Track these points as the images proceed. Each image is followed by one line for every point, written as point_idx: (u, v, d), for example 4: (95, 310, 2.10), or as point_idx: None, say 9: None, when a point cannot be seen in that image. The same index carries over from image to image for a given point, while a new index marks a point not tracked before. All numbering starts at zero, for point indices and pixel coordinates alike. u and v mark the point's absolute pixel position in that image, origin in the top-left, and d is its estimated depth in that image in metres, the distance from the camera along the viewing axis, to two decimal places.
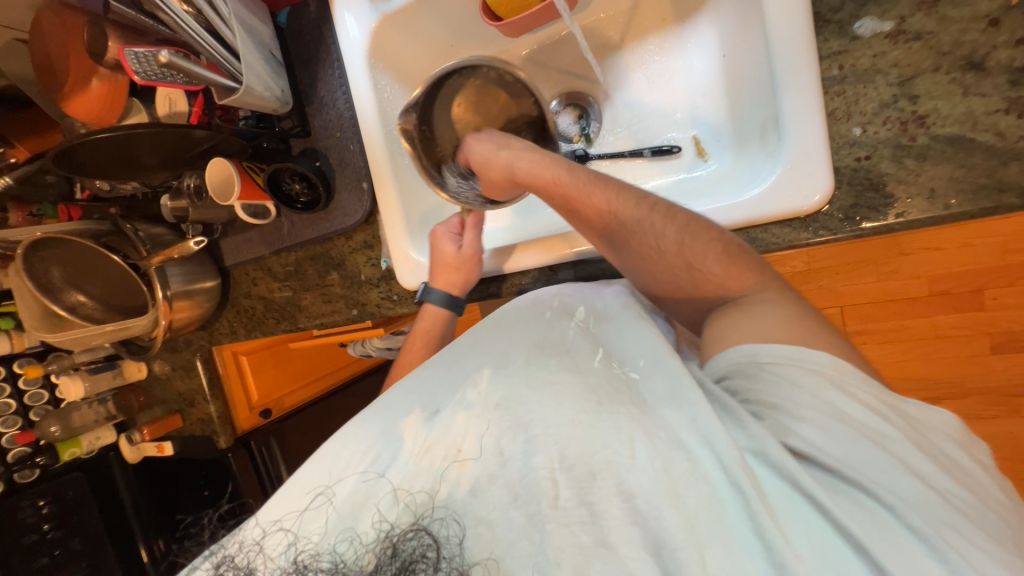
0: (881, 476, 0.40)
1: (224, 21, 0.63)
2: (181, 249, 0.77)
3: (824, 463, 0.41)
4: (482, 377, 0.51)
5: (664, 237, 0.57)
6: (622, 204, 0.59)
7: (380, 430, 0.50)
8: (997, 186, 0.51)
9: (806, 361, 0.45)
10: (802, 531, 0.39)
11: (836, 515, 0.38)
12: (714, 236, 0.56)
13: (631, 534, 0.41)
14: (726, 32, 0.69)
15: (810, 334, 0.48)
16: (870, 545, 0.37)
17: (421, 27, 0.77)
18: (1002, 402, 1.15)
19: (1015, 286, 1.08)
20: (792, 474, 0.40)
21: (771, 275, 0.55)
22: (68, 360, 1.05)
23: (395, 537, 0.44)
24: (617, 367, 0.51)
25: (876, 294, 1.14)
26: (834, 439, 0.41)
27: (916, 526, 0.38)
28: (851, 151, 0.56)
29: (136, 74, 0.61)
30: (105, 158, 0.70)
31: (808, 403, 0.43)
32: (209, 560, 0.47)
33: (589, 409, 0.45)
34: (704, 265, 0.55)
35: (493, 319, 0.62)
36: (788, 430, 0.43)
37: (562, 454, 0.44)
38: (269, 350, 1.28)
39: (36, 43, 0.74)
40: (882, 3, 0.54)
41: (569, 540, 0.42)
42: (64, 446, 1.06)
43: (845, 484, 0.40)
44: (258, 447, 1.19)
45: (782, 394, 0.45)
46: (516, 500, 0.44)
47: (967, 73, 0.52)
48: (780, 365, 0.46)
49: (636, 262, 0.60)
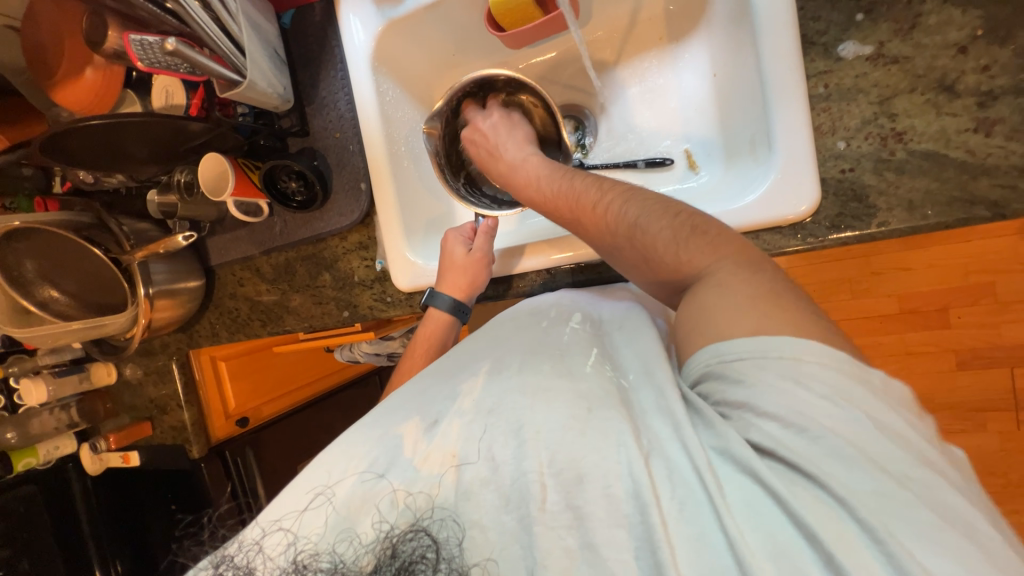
0: (841, 473, 0.37)
1: (232, 16, 0.64)
2: (168, 244, 0.74)
3: (784, 458, 0.38)
4: (476, 385, 0.51)
5: (620, 222, 0.56)
6: (588, 195, 0.61)
7: (379, 435, 0.49)
8: (969, 199, 0.55)
9: (767, 351, 0.41)
10: (762, 528, 0.37)
11: (794, 508, 0.36)
12: (669, 217, 0.54)
13: (616, 535, 0.40)
14: (716, 52, 0.73)
15: (768, 321, 0.43)
16: (826, 539, 0.35)
17: (425, 34, 0.79)
18: (969, 417, 1.20)
19: (976, 305, 1.14)
20: (752, 467, 0.39)
21: (727, 252, 0.50)
22: (30, 363, 0.98)
23: (395, 538, 0.43)
24: (609, 372, 0.50)
25: (850, 312, 1.20)
26: (799, 434, 0.38)
27: (869, 525, 0.35)
28: (836, 163, 0.60)
29: (139, 61, 0.60)
30: (95, 147, 0.68)
31: (773, 403, 0.40)
32: (205, 561, 0.45)
33: (581, 415, 0.44)
34: (655, 245, 0.53)
35: (491, 331, 0.61)
36: (753, 424, 0.40)
37: (551, 458, 0.43)
38: (248, 356, 1.24)
39: (29, 31, 0.72)
40: (863, 28, 0.59)
41: (556, 543, 0.41)
42: (19, 455, 0.98)
43: (799, 476, 0.38)
44: (233, 457, 1.13)
45: (747, 393, 0.41)
46: (508, 504, 0.43)
47: (940, 94, 0.56)
48: (744, 360, 0.42)
49: (604, 251, 0.60)
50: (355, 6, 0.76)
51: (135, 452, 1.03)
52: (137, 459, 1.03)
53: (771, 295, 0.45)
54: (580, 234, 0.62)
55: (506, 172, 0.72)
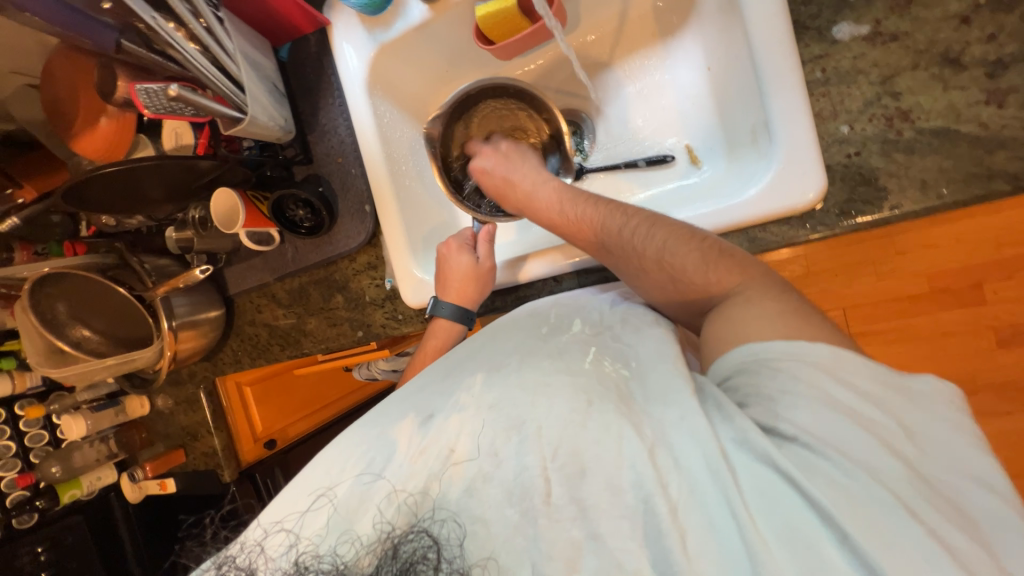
0: (851, 452, 0.38)
1: (230, 56, 0.67)
2: (188, 278, 0.78)
3: (804, 443, 0.39)
4: (476, 381, 0.50)
5: (644, 248, 0.57)
6: (612, 218, 0.61)
7: (375, 435, 0.49)
8: (987, 174, 0.53)
9: (809, 356, 0.42)
10: (776, 513, 0.37)
11: (811, 493, 0.36)
12: (694, 241, 0.55)
13: (620, 525, 0.39)
14: (708, 44, 0.72)
15: (783, 331, 0.45)
16: (844, 519, 0.35)
17: (416, 54, 0.81)
18: (1015, 396, 1.13)
19: (1013, 279, 1.07)
20: (769, 454, 0.38)
21: (755, 273, 0.51)
22: (70, 399, 1.03)
23: (396, 538, 0.42)
24: (609, 364, 0.49)
25: (878, 294, 1.12)
26: (828, 428, 0.39)
27: (883, 498, 0.36)
28: (840, 149, 0.58)
29: (146, 108, 0.64)
30: (114, 192, 0.71)
31: (803, 393, 0.41)
32: (210, 561, 0.45)
33: (581, 408, 0.44)
34: (685, 269, 0.54)
35: (491, 331, 0.60)
36: (781, 416, 0.40)
37: (554, 452, 0.42)
38: (272, 379, 1.26)
39: (46, 85, 0.76)
40: (856, 8, 0.57)
41: (561, 534, 0.40)
42: (64, 488, 1.04)
43: (818, 459, 0.38)
44: (263, 479, 1.16)
45: (780, 385, 0.42)
46: (511, 498, 0.42)
47: (945, 68, 0.54)
48: (783, 361, 0.43)
49: (630, 277, 0.60)
50: (347, 34, 0.78)
51: (170, 478, 1.05)
52: (173, 487, 1.05)
53: (789, 310, 0.47)
54: (605, 258, 0.62)
55: (524, 199, 0.72)
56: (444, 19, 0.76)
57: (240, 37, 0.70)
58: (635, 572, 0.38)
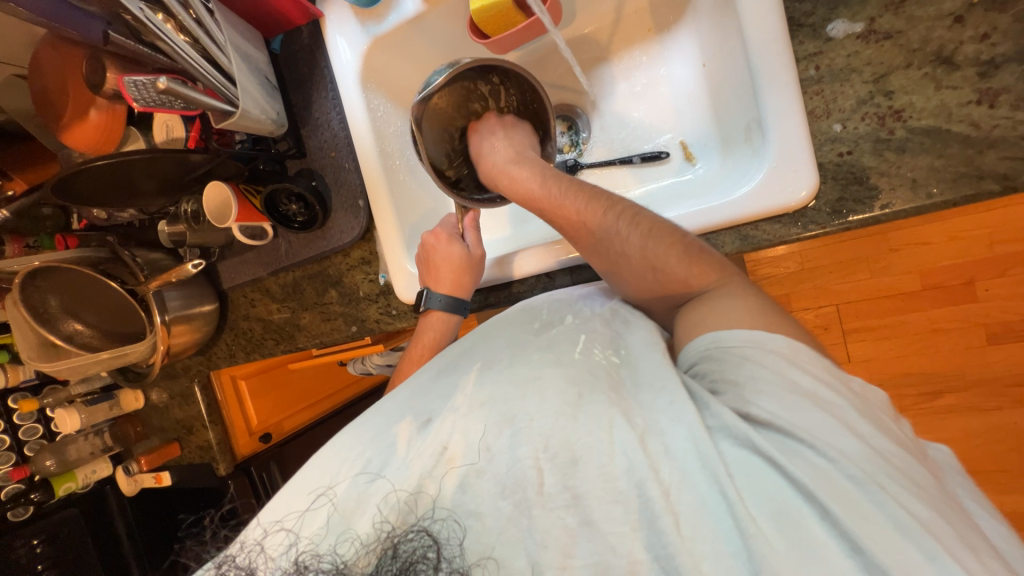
0: (829, 435, 0.39)
1: (221, 48, 0.66)
2: (179, 272, 0.76)
3: (781, 426, 0.40)
4: (469, 380, 0.51)
5: (629, 238, 0.57)
6: (593, 205, 0.60)
7: (372, 434, 0.49)
8: (976, 174, 0.53)
9: (767, 344, 0.45)
10: (761, 493, 0.38)
11: (790, 472, 0.38)
12: (677, 239, 0.56)
13: (613, 510, 0.40)
14: (704, 40, 0.72)
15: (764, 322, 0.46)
16: (822, 495, 0.36)
17: (410, 47, 0.80)
18: (1004, 393, 1.12)
19: (1004, 277, 1.08)
20: (750, 439, 0.40)
21: (732, 276, 0.54)
22: (64, 393, 1.03)
23: (395, 538, 0.42)
24: (600, 355, 0.50)
25: (870, 291, 1.13)
26: (792, 410, 0.40)
27: (856, 475, 0.37)
28: (833, 147, 0.58)
29: (135, 101, 0.65)
30: (104, 185, 0.70)
31: (768, 379, 0.43)
32: (210, 562, 0.45)
33: (572, 401, 0.44)
34: (666, 263, 0.55)
35: (486, 327, 0.60)
36: (751, 402, 0.42)
37: (545, 443, 0.43)
38: (266, 373, 1.26)
39: (34, 75, 0.75)
40: (851, 6, 0.57)
41: (556, 522, 0.41)
42: (60, 481, 1.02)
43: (795, 442, 0.39)
44: (258, 472, 1.16)
45: (745, 372, 0.44)
46: (504, 490, 0.42)
47: (938, 67, 0.54)
48: (746, 347, 0.45)
49: (605, 266, 0.60)
50: (341, 26, 0.78)
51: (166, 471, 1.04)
52: (168, 478, 1.04)
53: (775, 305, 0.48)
54: (580, 243, 0.61)
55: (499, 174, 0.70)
56: (438, 12, 0.75)
57: (232, 29, 0.69)
58: (630, 555, 0.39)
